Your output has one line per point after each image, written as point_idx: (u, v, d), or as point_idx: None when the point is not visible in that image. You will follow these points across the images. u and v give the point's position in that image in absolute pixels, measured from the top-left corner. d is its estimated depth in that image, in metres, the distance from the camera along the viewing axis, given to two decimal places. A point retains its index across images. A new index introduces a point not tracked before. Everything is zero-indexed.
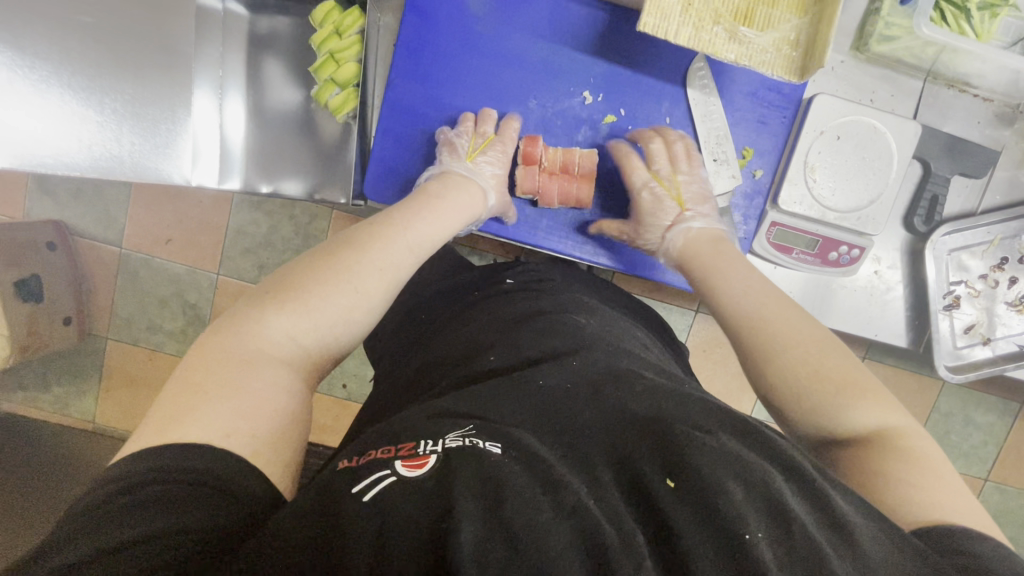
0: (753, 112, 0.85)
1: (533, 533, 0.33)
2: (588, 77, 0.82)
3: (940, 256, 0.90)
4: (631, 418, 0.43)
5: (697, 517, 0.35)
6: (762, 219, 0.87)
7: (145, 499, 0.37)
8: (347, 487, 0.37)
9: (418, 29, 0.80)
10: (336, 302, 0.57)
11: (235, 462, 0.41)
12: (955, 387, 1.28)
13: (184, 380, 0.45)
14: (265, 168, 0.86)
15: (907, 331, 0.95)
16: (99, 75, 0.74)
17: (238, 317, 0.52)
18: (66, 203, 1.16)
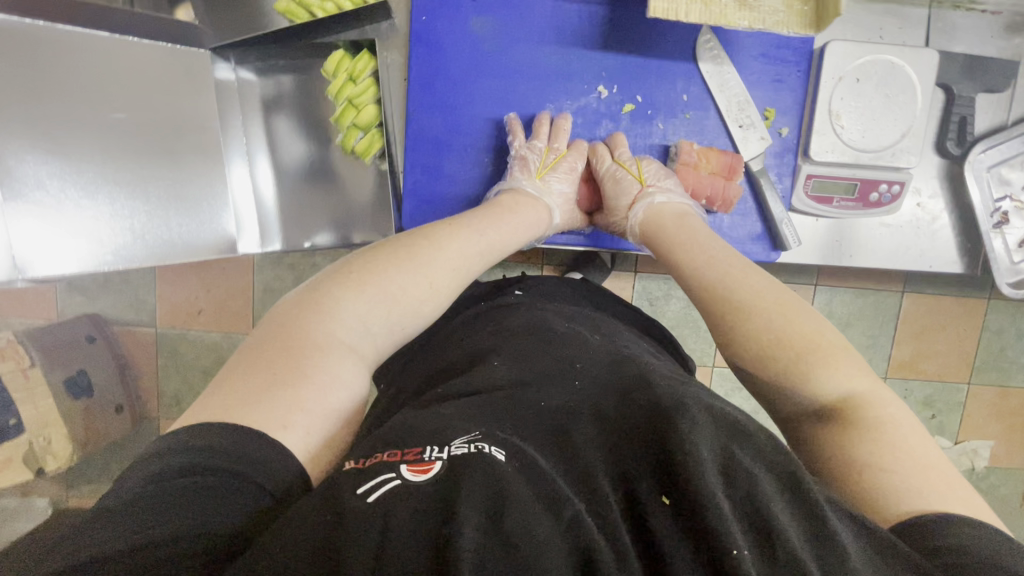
0: (767, 72, 0.85)
1: (534, 548, 0.30)
2: (600, 71, 0.83)
3: (980, 175, 0.89)
4: (634, 415, 0.39)
5: (691, 532, 0.32)
6: (796, 174, 0.87)
7: (190, 484, 0.35)
8: (351, 488, 0.34)
9: (429, 60, 0.81)
10: (407, 304, 0.57)
11: (287, 468, 0.39)
12: (1005, 304, 1.26)
13: (258, 360, 0.46)
14: (299, 223, 0.88)
15: (960, 256, 0.94)
16: (140, 168, 0.77)
17: (318, 296, 0.53)
18: (94, 295, 1.13)
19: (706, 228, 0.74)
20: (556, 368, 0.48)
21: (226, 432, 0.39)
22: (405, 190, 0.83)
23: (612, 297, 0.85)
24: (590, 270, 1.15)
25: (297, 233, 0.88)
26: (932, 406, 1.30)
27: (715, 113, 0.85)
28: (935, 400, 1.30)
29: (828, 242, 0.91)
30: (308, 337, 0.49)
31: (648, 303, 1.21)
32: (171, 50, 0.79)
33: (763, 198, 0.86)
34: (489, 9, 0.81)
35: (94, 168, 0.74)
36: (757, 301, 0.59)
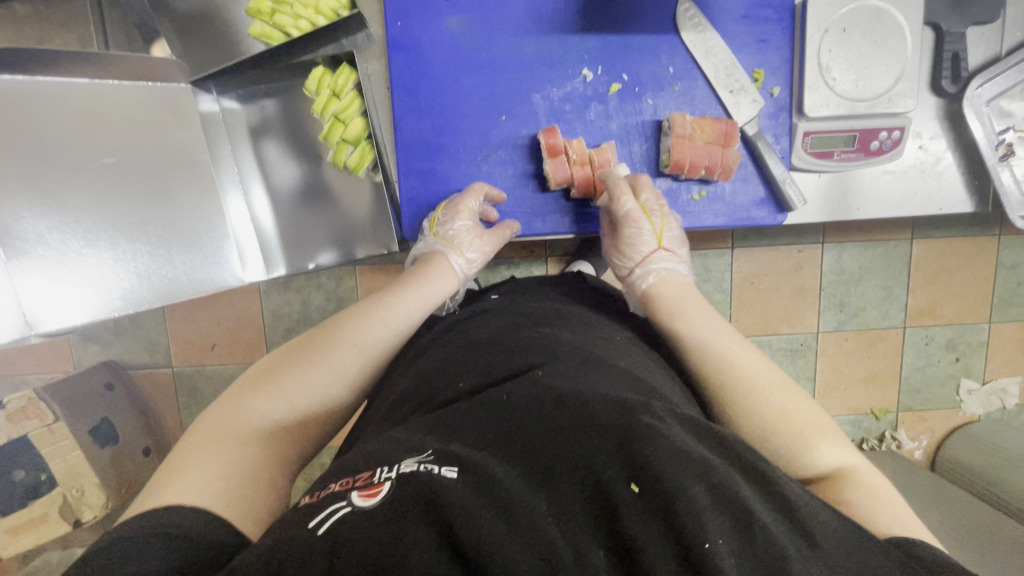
0: (751, 33, 0.84)
1: (486, 556, 0.31)
2: (582, 55, 0.82)
3: (981, 110, 0.88)
4: (589, 409, 0.40)
5: (658, 526, 0.33)
6: (793, 132, 0.86)
7: (128, 548, 0.39)
8: (301, 524, 0.36)
9: (409, 66, 0.81)
10: (344, 372, 0.60)
11: (205, 521, 0.43)
12: (1017, 237, 1.24)
13: (187, 452, 0.50)
14: (297, 246, 0.87)
15: (969, 194, 0.92)
16: (137, 209, 0.77)
17: (229, 398, 0.56)
18: (109, 342, 1.15)
19: (706, 303, 0.68)
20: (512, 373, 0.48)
21: (150, 514, 0.43)
22: (402, 199, 0.84)
23: (594, 285, 0.85)
24: (595, 257, 1.14)
25: (300, 256, 0.87)
26: (955, 349, 1.28)
27: (703, 82, 0.84)
28: (958, 343, 1.28)
29: (832, 196, 0.90)
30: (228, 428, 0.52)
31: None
32: (151, 90, 0.78)
33: (762, 162, 0.85)
34: (463, 6, 0.80)
35: (91, 216, 0.74)
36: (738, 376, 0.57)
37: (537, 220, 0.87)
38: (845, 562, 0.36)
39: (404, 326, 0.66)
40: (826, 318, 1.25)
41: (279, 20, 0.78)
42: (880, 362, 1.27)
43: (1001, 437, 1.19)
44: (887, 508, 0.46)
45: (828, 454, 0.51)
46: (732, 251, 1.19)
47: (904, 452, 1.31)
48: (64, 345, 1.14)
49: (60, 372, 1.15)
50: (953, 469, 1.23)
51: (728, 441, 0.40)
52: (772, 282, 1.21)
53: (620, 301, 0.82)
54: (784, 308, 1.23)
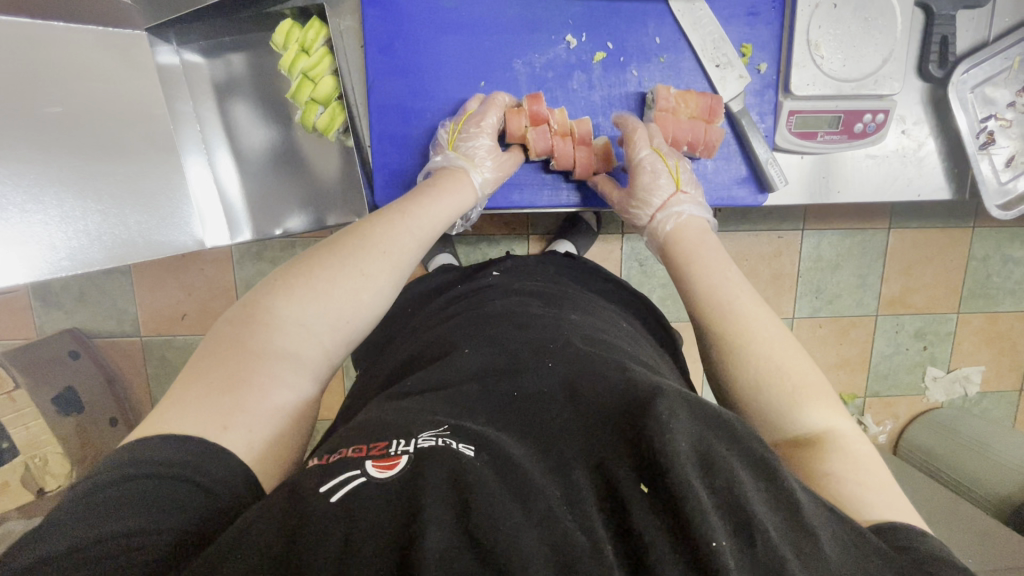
0: (741, 5, 0.81)
1: (501, 540, 0.30)
2: (566, 20, 0.79)
3: (964, 96, 0.87)
4: (600, 402, 0.40)
5: (666, 521, 0.32)
6: (779, 111, 0.84)
7: (125, 495, 0.36)
8: (313, 486, 0.35)
9: (384, 23, 0.76)
10: (372, 282, 0.58)
11: (216, 459, 0.41)
12: (988, 229, 1.26)
13: (207, 366, 0.47)
14: (269, 212, 0.85)
15: (948, 183, 0.92)
16: (87, 162, 0.71)
17: (251, 305, 0.52)
18: (72, 309, 1.09)
19: (722, 248, 0.68)
20: (525, 359, 0.48)
21: (167, 443, 0.40)
22: (374, 165, 0.80)
23: (584, 267, 0.87)
24: (575, 235, 1.12)
25: (266, 221, 0.86)
26: (923, 337, 1.30)
27: (690, 55, 0.81)
28: (926, 332, 1.30)
29: (813, 179, 0.89)
30: (253, 342, 0.49)
31: (637, 263, 1.19)
32: (101, 35, 0.73)
33: (745, 140, 0.83)
34: None
35: (36, 165, 0.67)
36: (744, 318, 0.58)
37: (514, 195, 0.84)
38: (844, 566, 0.34)
39: (425, 237, 0.66)
40: (801, 304, 1.25)
41: None
42: (852, 349, 1.29)
43: (962, 422, 1.23)
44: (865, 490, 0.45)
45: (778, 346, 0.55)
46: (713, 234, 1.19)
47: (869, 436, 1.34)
48: (23, 310, 1.08)
49: (20, 338, 1.09)
50: (918, 455, 1.27)
51: (747, 439, 0.38)
52: (750, 267, 1.21)
53: (606, 284, 0.83)
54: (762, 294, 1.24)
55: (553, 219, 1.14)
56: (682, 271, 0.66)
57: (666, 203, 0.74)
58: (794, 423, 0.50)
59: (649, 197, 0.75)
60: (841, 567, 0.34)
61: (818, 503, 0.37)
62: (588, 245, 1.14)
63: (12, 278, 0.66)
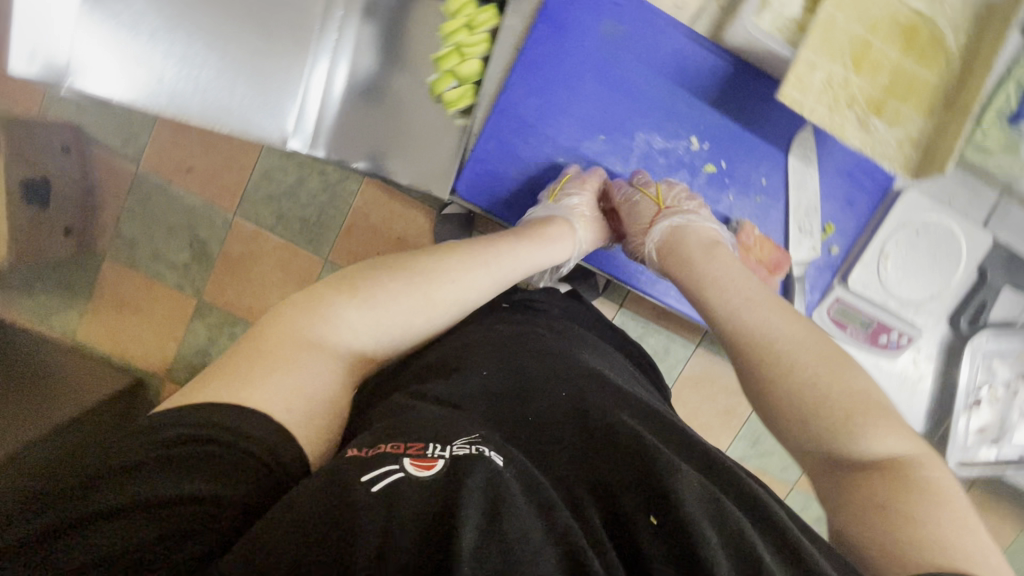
0: (842, 191, 0.87)
1: (525, 552, 0.33)
2: (698, 124, 0.83)
3: (976, 358, 0.95)
4: (614, 439, 0.46)
5: (672, 554, 0.37)
6: (828, 292, 0.90)
7: (174, 458, 0.39)
8: (356, 476, 0.37)
9: (547, 40, 0.79)
10: (441, 290, 0.63)
11: (266, 424, 0.43)
12: None
13: (262, 355, 0.49)
14: (347, 135, 0.84)
15: (925, 421, 1.00)
16: (225, 19, 0.77)
17: (316, 296, 0.56)
18: (88, 109, 1.10)
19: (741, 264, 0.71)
20: (538, 392, 0.52)
21: (204, 414, 0.42)
22: (473, 154, 0.82)
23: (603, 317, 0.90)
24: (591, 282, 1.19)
25: (337, 144, 0.85)
26: None
27: (782, 208, 0.87)
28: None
29: None
30: (309, 333, 0.52)
31: None
32: None
33: (789, 302, 0.89)
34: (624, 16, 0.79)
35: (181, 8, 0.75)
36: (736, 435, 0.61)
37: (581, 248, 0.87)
38: None
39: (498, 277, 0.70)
40: None
41: None
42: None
43: None
44: None
45: None
46: None
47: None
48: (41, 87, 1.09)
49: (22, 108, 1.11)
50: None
51: (755, 494, 0.44)
52: None
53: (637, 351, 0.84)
54: None
55: None
56: (709, 287, 0.69)
57: (655, 220, 0.79)
58: None
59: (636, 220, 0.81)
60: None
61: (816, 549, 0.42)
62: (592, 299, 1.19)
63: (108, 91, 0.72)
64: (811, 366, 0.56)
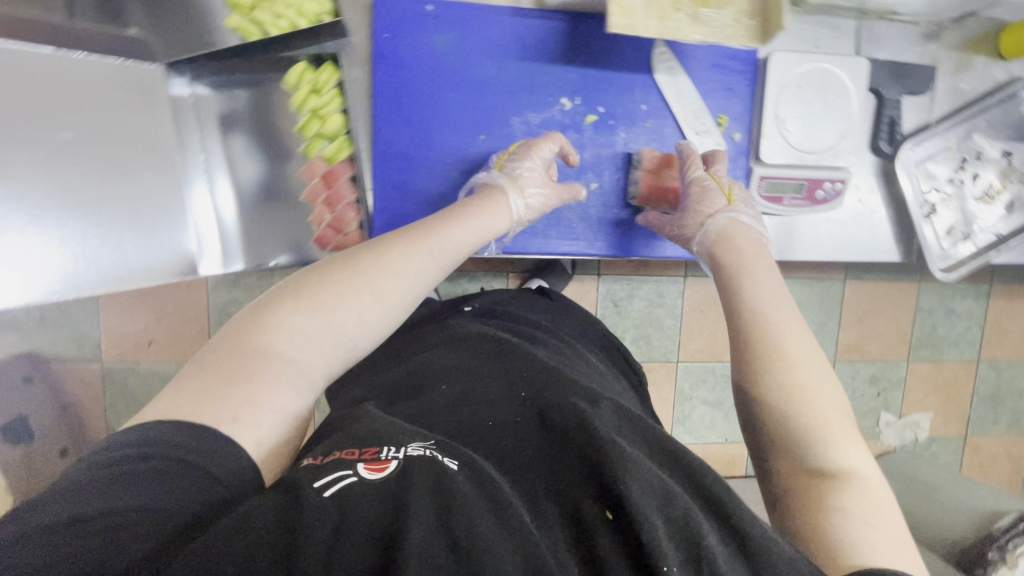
0: (718, 81, 0.89)
1: (473, 537, 0.36)
2: (563, 83, 0.86)
3: (910, 169, 0.98)
4: (571, 425, 0.48)
5: (619, 542, 0.40)
6: (750, 176, 0.92)
7: (105, 499, 0.37)
8: (307, 480, 0.41)
9: (392, 75, 0.81)
10: (364, 322, 0.57)
11: (214, 442, 0.43)
12: (934, 284, 1.38)
13: (249, 363, 0.49)
14: (262, 230, 0.85)
15: (897, 246, 1.03)
16: (85, 182, 0.74)
17: (261, 306, 0.54)
18: (26, 331, 1.03)
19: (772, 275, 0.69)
20: (500, 393, 0.54)
21: (180, 429, 0.43)
22: (373, 207, 0.82)
23: (557, 310, 0.88)
24: (550, 275, 1.19)
25: (260, 252, 0.85)
26: (877, 384, 1.40)
27: (672, 123, 0.89)
28: (879, 378, 1.40)
29: (789, 241, 0.98)
30: (251, 341, 0.51)
31: (612, 304, 1.25)
32: (117, 66, 0.77)
33: None
34: (450, 26, 0.82)
35: None
36: (799, 434, 0.55)
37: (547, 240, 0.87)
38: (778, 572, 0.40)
39: (441, 260, 0.66)
40: None
41: (258, 16, 0.75)
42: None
43: (912, 463, 1.30)
44: (874, 523, 0.48)
45: (840, 454, 0.53)
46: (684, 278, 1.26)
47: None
48: None
49: None
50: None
51: (698, 470, 0.46)
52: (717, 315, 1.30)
53: (581, 326, 0.86)
54: None
55: (533, 257, 1.19)
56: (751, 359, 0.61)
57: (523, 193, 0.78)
58: (821, 469, 0.53)
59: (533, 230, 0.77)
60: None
61: (773, 534, 0.44)
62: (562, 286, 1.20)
63: (130, 284, 0.76)
64: (810, 382, 0.58)
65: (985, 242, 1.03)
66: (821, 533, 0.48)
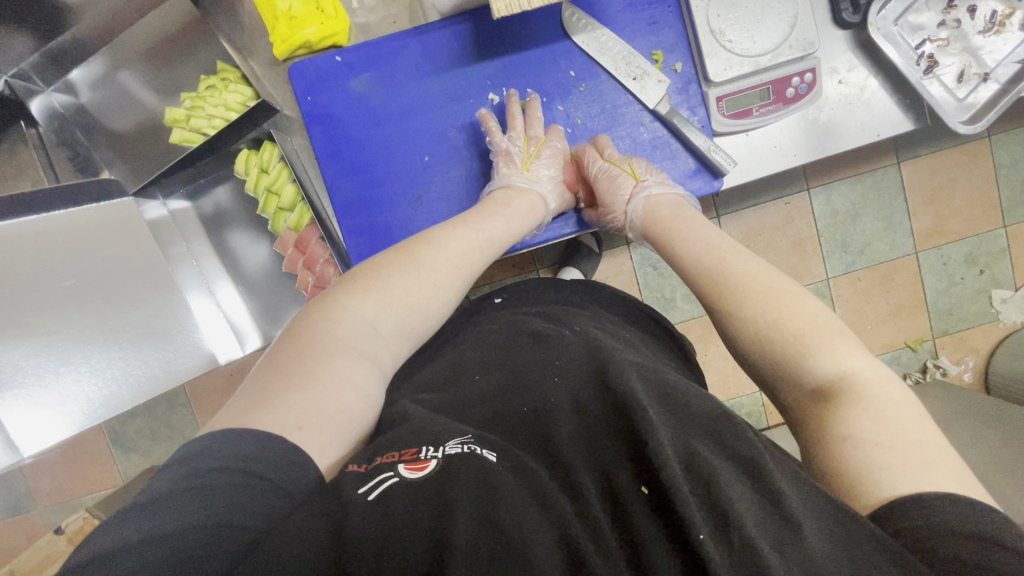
0: (640, 19, 0.86)
1: (518, 533, 0.36)
2: (484, 81, 0.87)
3: (889, 31, 0.88)
4: (609, 409, 0.45)
5: (658, 522, 0.38)
6: (706, 101, 0.87)
7: (186, 495, 0.39)
8: (354, 488, 0.41)
9: (327, 133, 0.85)
10: (348, 386, 0.52)
11: (276, 455, 0.43)
12: (1008, 134, 1.23)
13: (319, 362, 0.52)
14: (272, 306, 1.01)
15: (907, 114, 0.91)
16: (101, 316, 0.86)
17: (326, 300, 0.58)
18: (149, 447, 1.24)
19: (700, 216, 0.77)
20: (535, 370, 0.52)
21: (243, 441, 0.43)
22: (350, 255, 0.87)
23: (587, 284, 0.81)
24: (581, 260, 1.16)
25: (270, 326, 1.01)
26: (975, 262, 1.27)
27: (606, 76, 0.87)
28: (978, 256, 1.27)
29: (781, 148, 0.91)
30: (327, 340, 0.54)
31: (651, 268, 1.22)
32: (98, 209, 0.86)
33: (683, 136, 0.87)
34: (363, 66, 0.84)
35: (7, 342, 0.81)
36: (792, 337, 0.58)
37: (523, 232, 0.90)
38: (825, 555, 0.38)
39: (451, 273, 0.67)
40: (831, 260, 1.26)
41: (195, 124, 0.88)
42: (902, 293, 1.28)
43: None
44: (885, 442, 0.48)
45: (832, 360, 0.55)
46: (717, 219, 1.23)
47: (952, 378, 1.30)
48: (110, 460, 1.24)
49: (112, 487, 1.25)
50: (1005, 383, 1.22)
51: (742, 442, 0.44)
52: (766, 241, 1.24)
53: (611, 297, 0.79)
54: (787, 264, 1.26)
55: (556, 248, 1.19)
56: (723, 299, 0.65)
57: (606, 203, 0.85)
58: (820, 386, 0.55)
59: (617, 195, 0.83)
60: (826, 559, 0.38)
61: (807, 492, 0.42)
62: (594, 266, 1.18)
63: (163, 386, 0.88)
64: (774, 298, 0.61)
65: (1009, 75, 0.89)
66: (840, 467, 0.49)
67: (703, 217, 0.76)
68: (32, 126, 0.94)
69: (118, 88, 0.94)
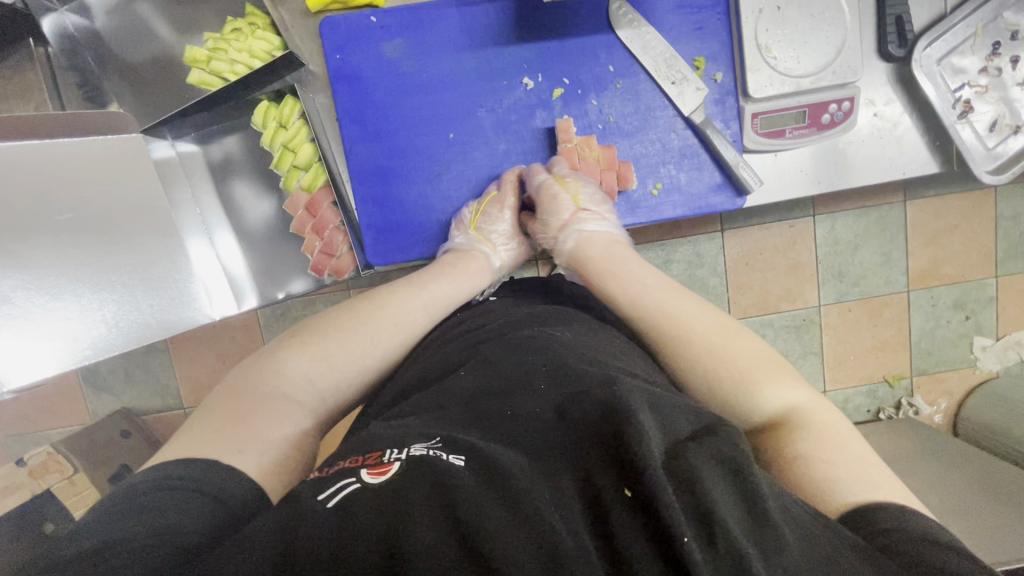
0: (687, 22, 0.84)
1: (481, 532, 0.34)
2: (521, 64, 0.84)
3: (932, 70, 0.87)
4: (589, 411, 0.43)
5: (642, 522, 0.36)
6: (741, 115, 0.86)
7: (146, 502, 0.41)
8: (313, 496, 0.40)
9: (353, 95, 0.82)
10: (282, 425, 0.54)
11: (214, 472, 0.46)
12: (1016, 188, 1.25)
13: (255, 406, 0.54)
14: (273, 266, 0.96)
15: (933, 155, 0.91)
16: (96, 256, 0.83)
17: (263, 356, 0.60)
18: (123, 389, 1.21)
19: (634, 255, 0.76)
20: (518, 373, 0.51)
21: (181, 464, 0.46)
22: (361, 226, 0.85)
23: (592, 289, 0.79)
24: None
25: (270, 286, 0.96)
26: (964, 308, 1.29)
27: (645, 76, 0.85)
28: (966, 301, 1.29)
29: (804, 171, 0.90)
30: (257, 388, 0.56)
31: None
32: (105, 143, 0.84)
33: (713, 148, 0.86)
34: (398, 31, 0.81)
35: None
36: (734, 374, 0.57)
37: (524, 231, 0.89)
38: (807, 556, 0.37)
39: (405, 323, 0.69)
40: (827, 288, 1.27)
41: (216, 68, 0.84)
42: (888, 329, 1.29)
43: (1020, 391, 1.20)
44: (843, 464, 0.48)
45: (773, 393, 0.55)
46: (722, 232, 1.22)
47: (923, 417, 1.32)
48: (81, 397, 1.21)
49: (81, 425, 1.22)
50: (974, 428, 1.24)
51: (728, 445, 0.42)
52: (765, 260, 1.24)
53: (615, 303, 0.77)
54: (783, 286, 1.26)
55: None
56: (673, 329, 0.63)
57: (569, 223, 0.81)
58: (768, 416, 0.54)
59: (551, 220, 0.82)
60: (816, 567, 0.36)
61: (800, 510, 0.41)
62: None
63: (156, 334, 0.85)
64: (719, 340, 0.61)
65: None
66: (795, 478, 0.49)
67: (636, 256, 0.76)
68: (41, 45, 0.89)
69: (136, 17, 0.89)
